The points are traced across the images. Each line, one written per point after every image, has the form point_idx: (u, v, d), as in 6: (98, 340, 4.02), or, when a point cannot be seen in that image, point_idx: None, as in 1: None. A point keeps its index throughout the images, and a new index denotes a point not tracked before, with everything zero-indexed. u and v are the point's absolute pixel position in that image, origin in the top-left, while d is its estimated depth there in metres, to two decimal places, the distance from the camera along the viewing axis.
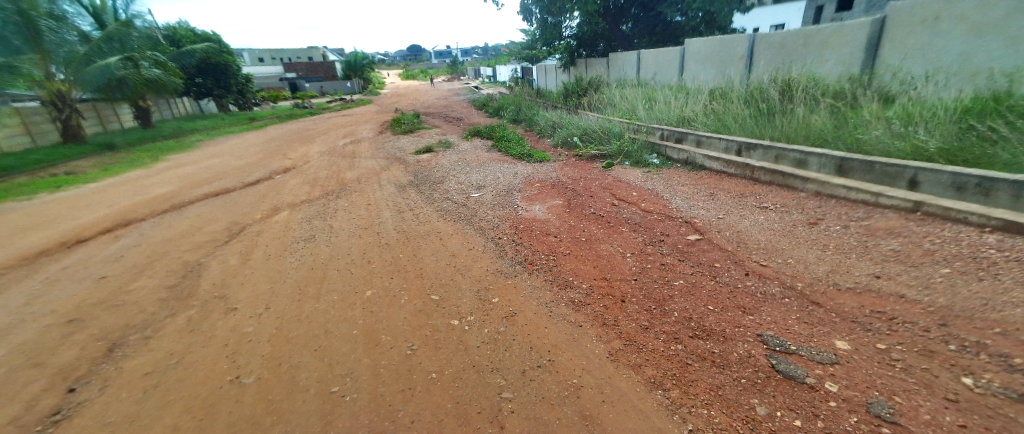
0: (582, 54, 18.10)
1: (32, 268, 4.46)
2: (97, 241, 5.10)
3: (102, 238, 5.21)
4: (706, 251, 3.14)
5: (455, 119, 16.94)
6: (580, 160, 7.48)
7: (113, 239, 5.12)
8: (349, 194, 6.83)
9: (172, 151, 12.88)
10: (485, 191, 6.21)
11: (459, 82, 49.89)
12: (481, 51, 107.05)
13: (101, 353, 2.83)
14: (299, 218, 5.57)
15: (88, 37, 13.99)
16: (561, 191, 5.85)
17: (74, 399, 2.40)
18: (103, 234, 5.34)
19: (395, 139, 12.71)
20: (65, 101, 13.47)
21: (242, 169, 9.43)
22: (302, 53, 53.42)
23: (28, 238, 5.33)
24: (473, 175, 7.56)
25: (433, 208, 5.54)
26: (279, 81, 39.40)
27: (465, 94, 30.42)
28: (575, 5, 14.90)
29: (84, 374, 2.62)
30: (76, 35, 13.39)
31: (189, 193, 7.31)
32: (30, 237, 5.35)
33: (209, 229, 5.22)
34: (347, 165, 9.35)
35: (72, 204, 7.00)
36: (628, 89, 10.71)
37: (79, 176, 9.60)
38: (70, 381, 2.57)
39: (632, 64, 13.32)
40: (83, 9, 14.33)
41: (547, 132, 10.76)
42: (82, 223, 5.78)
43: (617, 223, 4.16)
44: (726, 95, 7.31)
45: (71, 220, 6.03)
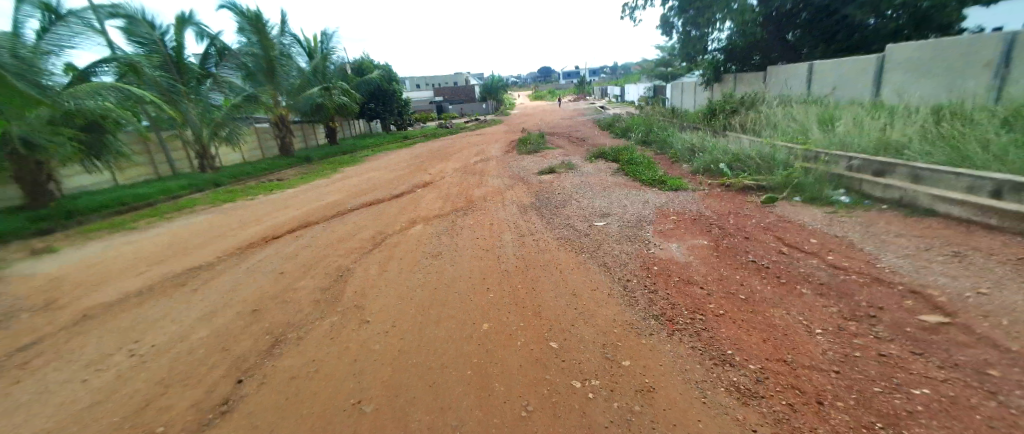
0: (730, 69, 16.76)
1: (240, 256, 5.07)
2: (284, 238, 5.80)
3: (287, 236, 5.93)
4: (960, 346, 2.24)
5: (580, 140, 16.64)
6: (732, 191, 6.42)
7: (294, 238, 5.80)
8: (475, 211, 6.96)
9: (345, 164, 15.27)
10: (612, 220, 5.64)
11: (585, 102, 50.22)
12: (609, 71, 106.30)
13: (265, 347, 2.90)
14: (432, 232, 5.77)
15: (304, 70, 17.41)
16: (704, 227, 4.98)
17: (240, 391, 2.44)
18: (289, 232, 6.16)
19: (522, 158, 12.90)
20: (284, 124, 16.85)
21: (392, 182, 10.48)
22: (446, 79, 59.96)
23: (245, 230, 6.36)
24: (597, 200, 7.03)
25: (554, 235, 5.21)
26: (425, 103, 44.55)
27: (590, 114, 30.24)
28: (727, 15, 13.49)
29: (251, 367, 2.68)
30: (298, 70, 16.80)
31: (350, 201, 8.30)
32: (248, 229, 6.41)
33: (360, 237, 5.68)
34: (476, 183, 9.70)
35: (270, 205, 8.50)
36: (796, 108, 9.20)
37: (283, 182, 11.85)
38: (240, 371, 2.64)
39: (805, 76, 11.89)
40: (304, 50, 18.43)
41: (684, 156, 9.68)
42: (278, 222, 6.83)
43: (793, 280, 3.32)
44: (972, 118, 5.90)
45: (271, 218, 7.18)
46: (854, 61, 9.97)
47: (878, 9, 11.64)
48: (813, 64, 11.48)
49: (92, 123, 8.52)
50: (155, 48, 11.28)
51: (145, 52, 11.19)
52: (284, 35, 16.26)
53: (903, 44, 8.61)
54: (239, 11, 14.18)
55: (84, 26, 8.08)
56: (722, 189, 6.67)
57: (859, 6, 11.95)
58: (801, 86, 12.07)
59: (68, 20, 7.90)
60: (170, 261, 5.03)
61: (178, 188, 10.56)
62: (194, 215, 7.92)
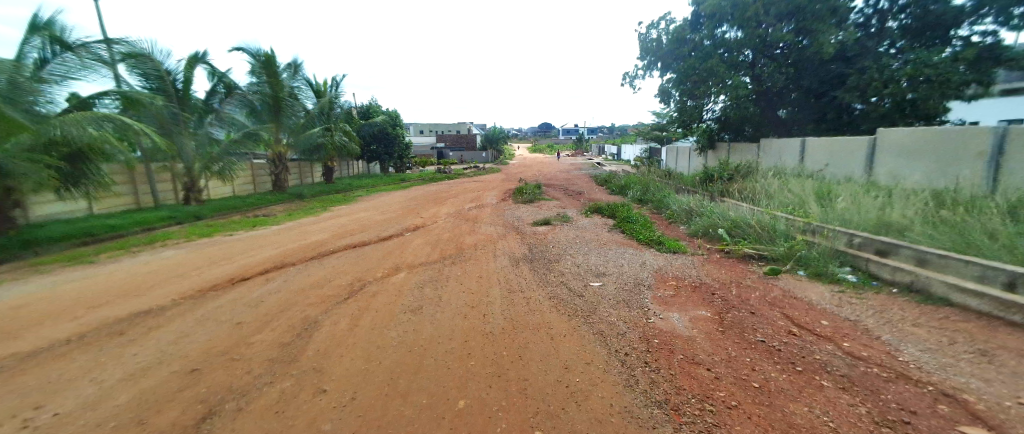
0: (724, 137, 17.43)
1: (197, 301, 4.72)
2: (252, 281, 5.48)
3: (256, 279, 5.56)
4: None
5: (575, 193, 16.73)
6: (730, 260, 6.22)
7: (264, 282, 5.43)
8: (463, 260, 6.67)
9: (336, 203, 15.06)
10: (608, 281, 5.34)
11: (582, 158, 51.64)
12: (606, 130, 110.70)
13: (194, 421, 2.48)
14: (414, 282, 5.41)
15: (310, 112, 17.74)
16: (705, 297, 4.70)
17: None
18: (260, 275, 5.80)
19: (517, 208, 12.82)
20: (281, 160, 16.81)
21: (381, 224, 10.21)
22: (451, 126, 61.91)
23: (214, 269, 6.00)
24: (591, 257, 6.79)
25: (545, 293, 4.88)
26: (427, 148, 45.45)
27: (587, 169, 30.93)
28: (723, 89, 14.07)
29: None
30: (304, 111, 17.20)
31: (335, 242, 7.99)
32: (217, 268, 6.06)
33: (336, 284, 5.32)
34: (468, 229, 9.47)
35: (251, 242, 8.16)
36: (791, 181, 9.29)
37: (270, 218, 11.53)
38: None
39: (798, 149, 12.18)
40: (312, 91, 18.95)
41: (681, 218, 9.60)
42: (250, 261, 6.46)
43: (809, 369, 2.98)
44: (972, 205, 5.90)
45: (245, 257, 6.83)
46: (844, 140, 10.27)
47: (866, 93, 12.22)
48: (806, 140, 11.83)
49: (79, 153, 8.26)
50: (161, 84, 11.37)
51: (149, 85, 11.24)
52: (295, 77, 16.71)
53: (891, 129, 8.95)
54: (253, 53, 14.66)
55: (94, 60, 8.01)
56: (718, 257, 6.48)
57: (848, 89, 12.54)
58: (794, 159, 12.34)
59: (78, 54, 7.85)
60: (120, 302, 4.65)
61: (156, 220, 10.29)
62: (164, 250, 7.61)
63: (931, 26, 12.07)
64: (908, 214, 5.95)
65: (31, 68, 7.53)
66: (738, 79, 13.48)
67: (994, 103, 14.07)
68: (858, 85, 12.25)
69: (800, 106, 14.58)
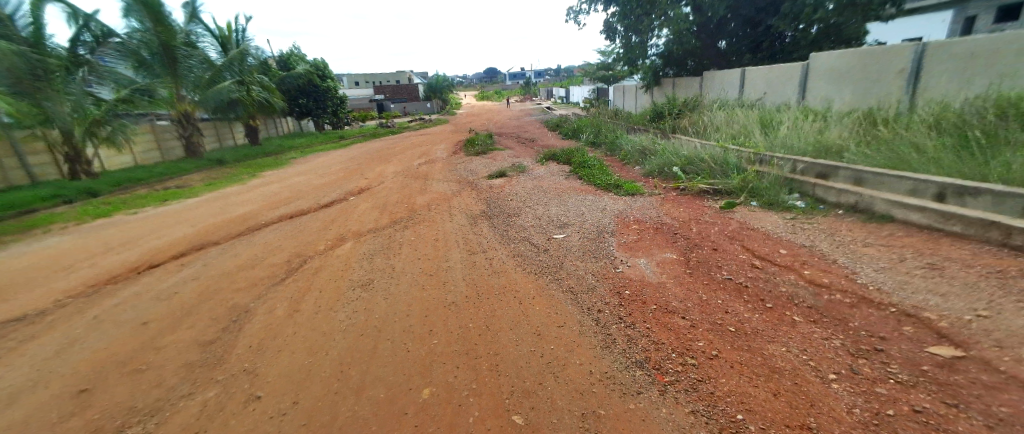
0: (668, 73, 17.41)
1: (93, 300, 3.99)
2: (164, 267, 4.73)
3: (170, 265, 4.79)
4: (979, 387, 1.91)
5: (528, 140, 16.29)
6: (684, 198, 6.20)
7: (178, 268, 4.68)
8: (415, 223, 6.16)
9: (266, 168, 13.56)
10: (571, 232, 5.13)
11: (532, 103, 50.40)
12: (553, 72, 108.19)
13: None
14: (361, 253, 4.89)
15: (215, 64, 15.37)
16: (668, 238, 4.61)
17: None
18: (174, 259, 5.00)
19: (469, 160, 12.20)
20: (189, 119, 14.81)
21: (320, 189, 9.29)
22: (389, 77, 57.66)
23: (111, 258, 5.16)
24: (552, 208, 6.53)
25: (507, 251, 4.59)
26: (366, 101, 42.01)
27: (537, 114, 30.19)
28: (664, 22, 13.79)
29: None
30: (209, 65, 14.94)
31: (267, 214, 7.13)
32: (116, 256, 5.21)
33: (269, 262, 4.68)
34: (419, 188, 8.86)
35: (163, 220, 7.08)
36: (737, 112, 9.40)
37: (185, 190, 10.14)
38: None
39: (738, 80, 12.31)
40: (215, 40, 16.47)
41: (635, 160, 9.53)
42: (160, 244, 5.58)
43: (779, 304, 2.92)
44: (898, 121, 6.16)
45: (155, 239, 5.90)
46: (782, 67, 10.43)
47: (798, 19, 12.38)
48: (746, 69, 11.94)
49: None
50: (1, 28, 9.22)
51: None
52: (192, 21, 14.34)
53: (823, 53, 9.13)
54: None
55: None
56: (674, 195, 6.45)
57: (782, 17, 12.65)
58: (735, 90, 12.51)
59: None
60: None
61: (34, 200, 8.76)
62: (47, 238, 6.47)
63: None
64: (842, 136, 6.15)
65: None
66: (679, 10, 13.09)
67: (908, 21, 14.84)
68: (791, 11, 12.37)
69: (739, 35, 14.61)
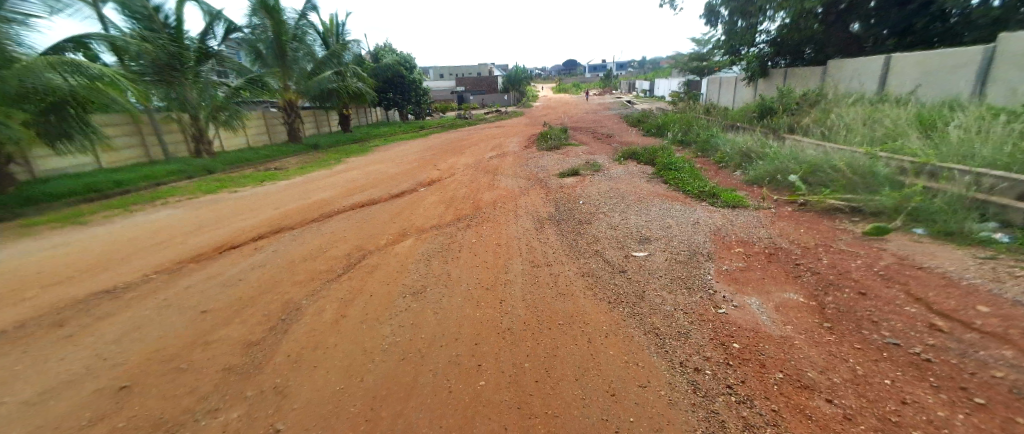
0: (778, 63, 15.20)
1: (169, 280, 4.03)
2: (237, 252, 4.75)
3: (243, 249, 4.83)
4: None
5: (606, 136, 15.23)
6: (807, 217, 4.99)
7: (249, 253, 4.67)
8: (479, 223, 5.74)
9: (352, 153, 14.25)
10: (655, 250, 4.33)
11: (612, 97, 48.35)
12: (637, 65, 103.28)
13: None
14: (421, 253, 4.55)
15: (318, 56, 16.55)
16: (787, 269, 3.62)
17: None
18: (250, 242, 5.07)
19: (541, 156, 11.59)
20: (292, 107, 15.94)
21: (394, 178, 9.34)
22: (471, 68, 58.92)
23: (198, 236, 5.37)
24: (632, 217, 5.69)
25: (576, 268, 3.99)
26: (447, 92, 43.16)
27: (617, 109, 28.65)
28: (780, 3, 11.93)
29: None
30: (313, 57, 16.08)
31: (341, 200, 7.21)
32: (203, 235, 5.42)
33: (329, 254, 4.51)
34: (487, 183, 8.47)
35: (252, 201, 7.44)
36: (877, 112, 7.67)
37: (280, 172, 10.84)
38: None
39: (879, 71, 10.14)
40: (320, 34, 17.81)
41: (736, 164, 8.20)
42: (241, 226, 5.73)
43: (999, 403, 1.91)
44: None
45: (239, 220, 6.11)
46: (948, 54, 8.30)
47: None
48: (892, 58, 9.78)
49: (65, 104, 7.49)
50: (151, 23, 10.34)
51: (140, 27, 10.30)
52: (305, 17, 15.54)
53: (1017, 35, 7.06)
54: None
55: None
56: (791, 212, 5.25)
57: None
58: (873, 84, 10.35)
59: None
60: (77, 281, 4.05)
61: (165, 174, 9.84)
62: (158, 210, 7.05)
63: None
64: None
65: None
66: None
67: None
68: None
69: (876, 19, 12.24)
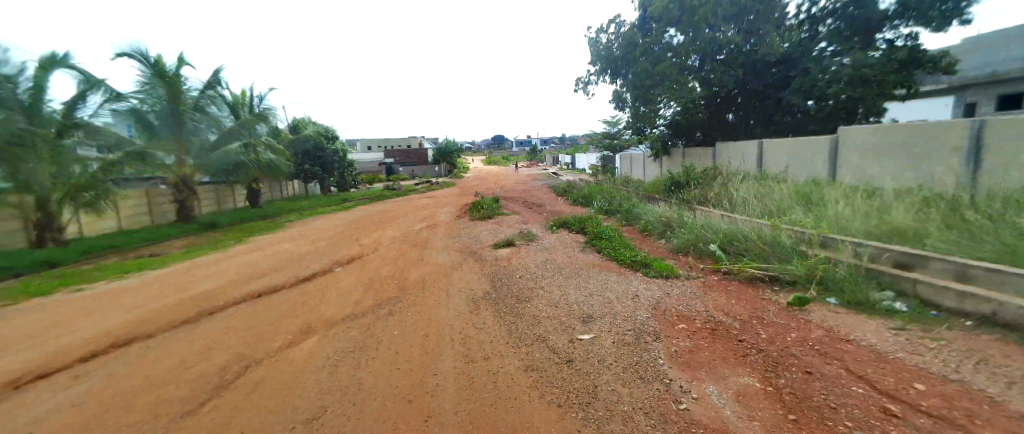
0: (677, 142, 17.21)
1: None
2: (51, 383, 3.56)
3: (61, 377, 3.65)
4: None
5: (536, 206, 15.63)
6: (730, 288, 5.14)
7: (67, 384, 3.50)
8: (404, 308, 5.05)
9: (258, 230, 12.77)
10: (600, 332, 4.04)
11: (539, 168, 51.21)
12: (558, 141, 112.50)
13: None
14: (324, 358, 3.75)
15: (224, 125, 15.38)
16: (733, 348, 3.46)
17: None
18: (77, 366, 3.88)
19: (474, 226, 11.35)
20: (187, 183, 14.24)
21: (307, 257, 8.34)
22: (402, 140, 59.68)
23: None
24: (573, 293, 5.45)
25: (518, 361, 3.51)
26: (375, 163, 42.65)
27: (545, 179, 30.10)
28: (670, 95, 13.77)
29: None
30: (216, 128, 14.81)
31: (231, 291, 6.09)
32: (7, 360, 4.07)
33: (193, 373, 3.56)
34: (416, 258, 7.84)
35: (103, 303, 6.00)
36: (765, 187, 8.68)
37: (155, 260, 9.17)
38: None
39: (756, 155, 11.77)
40: (229, 104, 16.78)
41: (659, 233, 8.67)
42: (70, 343, 4.46)
43: None
44: (965, 206, 5.26)
45: (70, 335, 4.78)
46: (805, 141, 9.86)
47: (811, 94, 12.14)
48: (763, 142, 11.45)
49: None
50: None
51: None
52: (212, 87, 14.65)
53: (849, 128, 8.61)
54: (147, 60, 12.42)
55: None
56: (718, 282, 5.41)
57: (794, 92, 12.47)
58: (753, 163, 11.89)
59: None
60: None
61: None
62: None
63: (859, 26, 12.01)
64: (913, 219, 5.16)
65: None
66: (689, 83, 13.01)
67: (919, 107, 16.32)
68: (803, 87, 12.20)
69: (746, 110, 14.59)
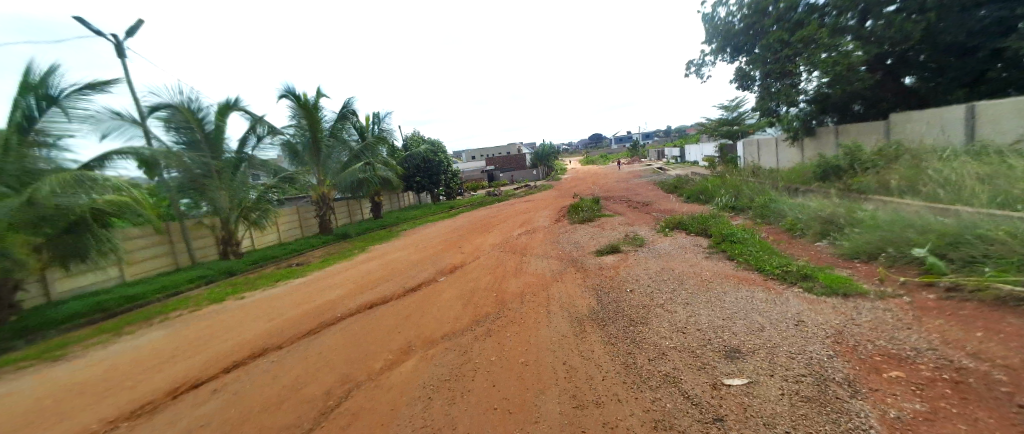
0: (828, 120, 14.14)
1: None
2: (197, 395, 3.71)
3: (206, 390, 3.80)
4: None
5: (641, 205, 14.18)
6: (967, 325, 3.50)
7: (205, 398, 3.61)
8: (503, 327, 4.51)
9: (379, 240, 13.82)
10: (757, 377, 3.00)
11: (641, 163, 48.15)
12: (662, 133, 105.29)
13: None
14: (420, 383, 3.36)
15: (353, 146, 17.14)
16: (1016, 423, 2.23)
17: None
18: (221, 376, 4.07)
19: (574, 230, 10.56)
20: (324, 201, 15.83)
21: (415, 266, 8.52)
22: (500, 148, 61.78)
23: (173, 368, 4.44)
24: (702, 314, 4.37)
25: (643, 412, 2.67)
26: (476, 171, 44.54)
27: (649, 175, 27.98)
28: (812, 65, 11.38)
29: None
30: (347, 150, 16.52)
31: (349, 300, 6.31)
32: (180, 365, 4.49)
33: (304, 393, 3.42)
34: (514, 267, 7.37)
35: (252, 310, 6.63)
36: (995, 167, 6.28)
37: (299, 267, 10.29)
38: None
39: (963, 120, 8.76)
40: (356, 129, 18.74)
41: (816, 233, 6.87)
42: (223, 349, 4.79)
43: None
44: None
45: (227, 339, 5.21)
46: None
47: None
48: (976, 106, 8.47)
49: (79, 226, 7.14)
50: (192, 135, 10.74)
51: (182, 140, 10.66)
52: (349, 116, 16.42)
53: None
54: (294, 97, 14.28)
55: (83, 116, 7.31)
56: (930, 315, 3.81)
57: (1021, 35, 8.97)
58: (955, 137, 8.96)
59: (69, 113, 7.18)
60: None
61: (184, 281, 9.48)
62: (145, 333, 6.18)
63: None
64: None
65: (18, 132, 6.76)
66: (846, 46, 10.66)
67: None
68: None
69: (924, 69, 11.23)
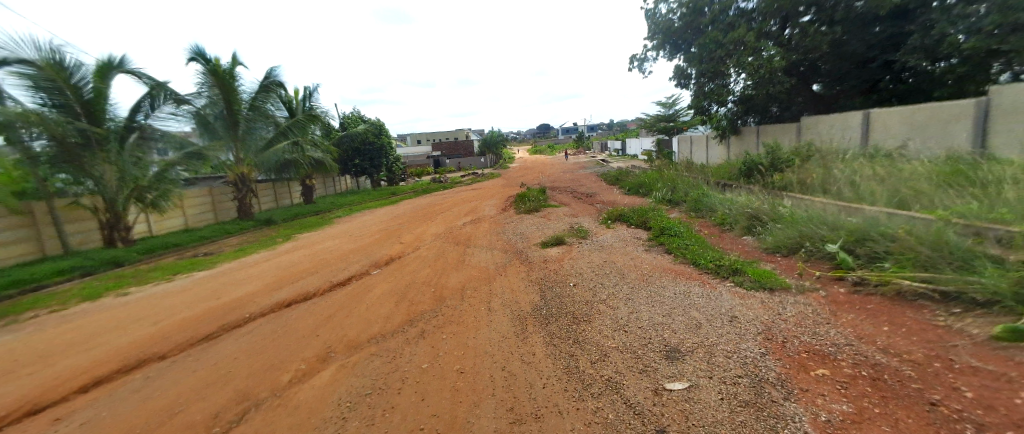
0: (749, 121, 15.09)
1: None
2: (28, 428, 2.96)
3: (43, 418, 3.06)
4: None
5: (585, 196, 14.35)
6: (875, 319, 3.73)
7: (37, 432, 2.88)
8: (438, 328, 4.15)
9: (308, 228, 12.70)
10: (698, 380, 2.94)
11: (586, 155, 49.36)
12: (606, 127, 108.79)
13: None
14: (332, 400, 2.93)
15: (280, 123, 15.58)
16: (931, 425, 2.28)
17: None
18: (72, 398, 3.32)
19: (519, 220, 10.38)
20: (244, 182, 14.47)
21: (346, 257, 7.86)
22: (447, 134, 60.38)
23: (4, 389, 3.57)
24: (644, 310, 4.31)
25: (584, 426, 2.47)
26: (422, 157, 43.10)
27: (593, 167, 28.64)
28: (739, 66, 11.99)
29: None
30: (272, 127, 14.98)
31: (264, 298, 5.58)
32: (16, 384, 3.62)
33: (182, 419, 2.86)
34: (455, 259, 7.00)
35: (137, 310, 5.65)
36: (887, 169, 6.94)
37: (206, 259, 9.11)
38: None
39: (860, 126, 9.68)
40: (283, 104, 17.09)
41: (743, 228, 7.23)
42: (82, 362, 3.95)
43: None
44: None
45: (92, 348, 4.33)
46: (936, 106, 7.89)
47: (934, 52, 9.84)
48: (871, 114, 9.37)
49: None
50: (64, 99, 8.99)
51: (49, 104, 8.88)
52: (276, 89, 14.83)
53: (999, 87, 6.95)
54: (206, 61, 12.60)
55: None
56: (843, 309, 4.02)
57: (909, 50, 10.15)
58: (852, 140, 9.86)
59: None
60: None
61: (49, 275, 7.98)
62: None
63: None
64: None
65: None
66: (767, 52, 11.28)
67: None
68: (924, 43, 9.81)
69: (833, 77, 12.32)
